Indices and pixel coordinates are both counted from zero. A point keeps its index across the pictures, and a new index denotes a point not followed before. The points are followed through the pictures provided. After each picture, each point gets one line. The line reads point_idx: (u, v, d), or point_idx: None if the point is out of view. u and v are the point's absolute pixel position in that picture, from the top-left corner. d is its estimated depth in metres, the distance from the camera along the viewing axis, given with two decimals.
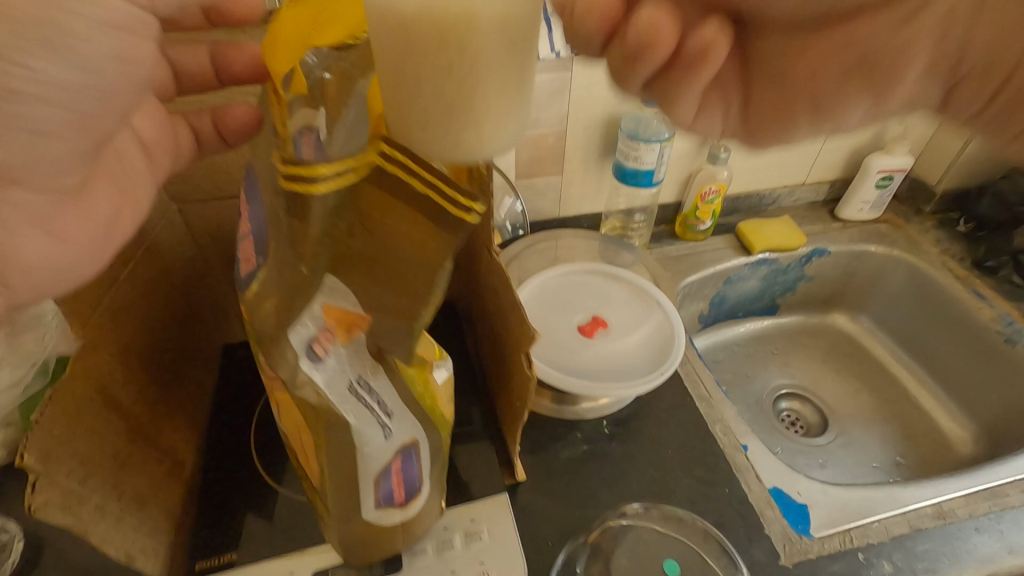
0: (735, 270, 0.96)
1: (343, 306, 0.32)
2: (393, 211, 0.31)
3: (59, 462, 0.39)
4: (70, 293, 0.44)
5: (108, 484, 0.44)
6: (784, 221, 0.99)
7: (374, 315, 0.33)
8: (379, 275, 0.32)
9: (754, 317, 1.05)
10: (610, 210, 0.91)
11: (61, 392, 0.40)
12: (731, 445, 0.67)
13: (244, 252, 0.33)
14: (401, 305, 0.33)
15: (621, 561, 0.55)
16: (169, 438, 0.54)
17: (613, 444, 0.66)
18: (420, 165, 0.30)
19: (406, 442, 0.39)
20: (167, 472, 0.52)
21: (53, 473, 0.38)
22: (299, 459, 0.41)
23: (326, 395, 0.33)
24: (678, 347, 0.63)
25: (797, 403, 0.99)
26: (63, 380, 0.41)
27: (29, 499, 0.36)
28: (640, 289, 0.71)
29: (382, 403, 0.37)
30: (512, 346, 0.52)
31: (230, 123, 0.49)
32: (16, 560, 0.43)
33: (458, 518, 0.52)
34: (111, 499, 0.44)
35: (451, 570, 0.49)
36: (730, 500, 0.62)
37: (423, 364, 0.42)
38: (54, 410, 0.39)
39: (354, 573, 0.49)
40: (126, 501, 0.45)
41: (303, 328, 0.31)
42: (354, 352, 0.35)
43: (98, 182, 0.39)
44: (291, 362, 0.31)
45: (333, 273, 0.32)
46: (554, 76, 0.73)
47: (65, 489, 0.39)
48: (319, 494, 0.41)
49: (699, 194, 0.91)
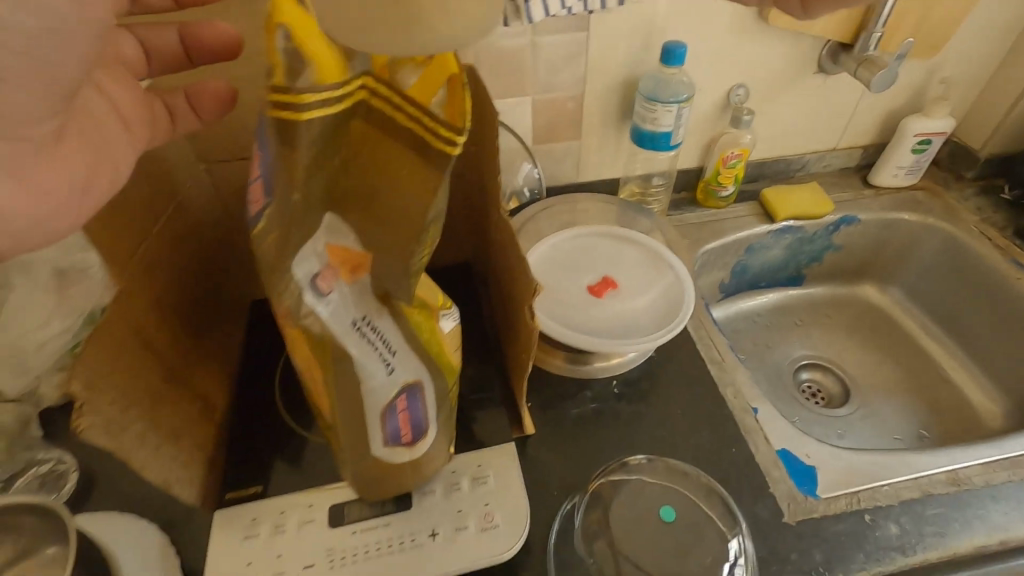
0: (758, 237, 0.94)
1: (344, 245, 0.36)
2: (383, 148, 0.34)
3: (102, 392, 0.43)
4: (109, 242, 0.48)
5: (148, 416, 0.48)
6: (811, 188, 0.96)
7: (373, 254, 0.37)
8: (375, 213, 0.35)
9: (777, 287, 1.03)
10: (628, 176, 0.90)
11: (101, 330, 0.44)
12: (741, 407, 0.67)
13: (252, 193, 0.35)
14: (396, 244, 0.36)
15: (622, 511, 0.57)
16: (203, 382, 0.58)
17: (622, 404, 0.68)
18: (405, 100, 0.33)
19: (410, 380, 0.42)
20: (202, 412, 0.57)
21: (96, 400, 0.42)
22: (313, 397, 0.44)
23: (329, 326, 0.36)
24: (686, 308, 0.63)
25: (818, 374, 0.97)
26: (102, 320, 0.45)
27: (76, 420, 0.40)
28: (652, 252, 0.71)
29: (385, 340, 0.39)
30: (517, 299, 0.53)
31: (205, 102, 0.50)
32: (72, 485, 0.55)
33: (467, 464, 0.55)
34: (151, 430, 0.48)
35: (457, 510, 0.52)
36: (736, 460, 0.62)
37: (427, 308, 0.43)
38: (95, 346, 0.43)
39: (368, 509, 0.52)
40: (164, 434, 0.50)
41: (306, 263, 0.35)
42: (357, 290, 0.38)
43: (69, 138, 0.38)
44: (295, 293, 0.34)
45: (332, 212, 0.36)
46: (570, 37, 0.72)
47: (107, 416, 0.43)
48: (333, 429, 0.45)
49: (721, 158, 0.89)
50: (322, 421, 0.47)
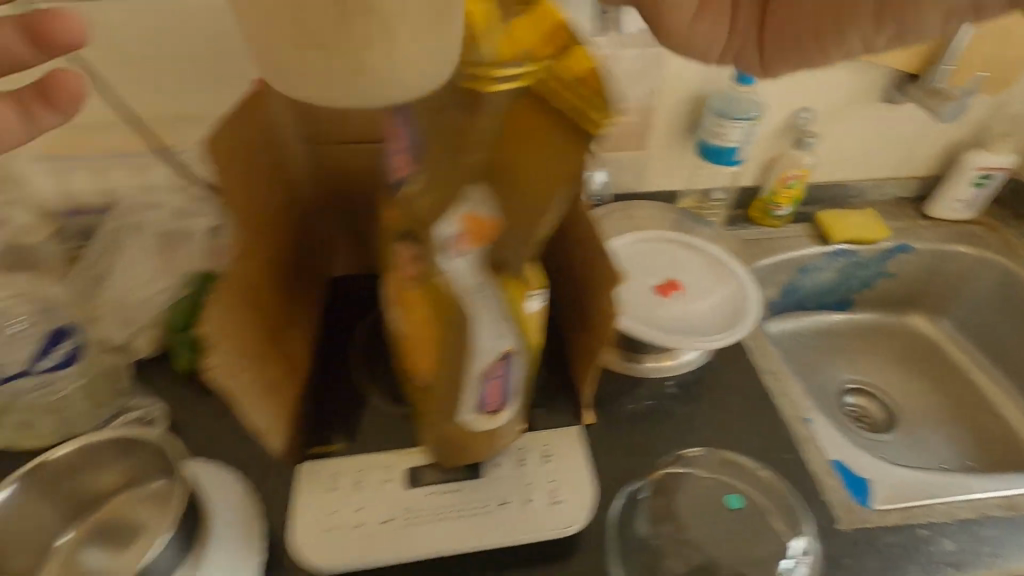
0: (811, 258, 0.95)
1: (480, 214, 0.40)
2: (540, 136, 0.41)
3: (229, 338, 0.48)
4: (244, 203, 0.52)
5: (259, 366, 0.52)
6: (866, 214, 0.98)
7: (505, 223, 0.42)
8: (518, 185, 0.42)
9: (826, 309, 1.04)
10: (688, 188, 0.92)
11: (228, 284, 0.49)
12: (794, 416, 0.69)
13: (399, 162, 0.42)
14: (532, 212, 0.42)
15: (683, 500, 0.60)
16: (297, 346, 0.62)
17: (677, 404, 0.69)
18: (566, 93, 0.40)
19: (508, 349, 0.43)
20: (297, 371, 0.61)
21: (224, 345, 0.47)
22: (412, 357, 0.48)
23: (455, 284, 0.40)
24: (750, 314, 0.65)
25: (863, 399, 0.98)
26: (230, 274, 0.49)
27: (207, 360, 0.45)
28: (715, 260, 0.74)
29: (495, 306, 0.42)
30: (594, 290, 0.56)
31: (62, 92, 0.42)
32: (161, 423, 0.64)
33: (535, 441, 0.57)
34: (260, 379, 0.52)
35: (526, 483, 0.54)
36: (789, 465, 0.64)
37: (522, 284, 0.45)
38: (223, 296, 0.48)
39: (441, 475, 0.55)
40: (268, 386, 0.54)
41: (448, 223, 0.39)
42: (478, 255, 0.41)
43: None
44: (435, 248, 0.39)
45: (478, 181, 0.41)
46: (646, 52, 0.76)
47: (233, 360, 0.48)
48: (427, 391, 0.49)
49: (781, 177, 0.91)
50: (414, 383, 0.50)
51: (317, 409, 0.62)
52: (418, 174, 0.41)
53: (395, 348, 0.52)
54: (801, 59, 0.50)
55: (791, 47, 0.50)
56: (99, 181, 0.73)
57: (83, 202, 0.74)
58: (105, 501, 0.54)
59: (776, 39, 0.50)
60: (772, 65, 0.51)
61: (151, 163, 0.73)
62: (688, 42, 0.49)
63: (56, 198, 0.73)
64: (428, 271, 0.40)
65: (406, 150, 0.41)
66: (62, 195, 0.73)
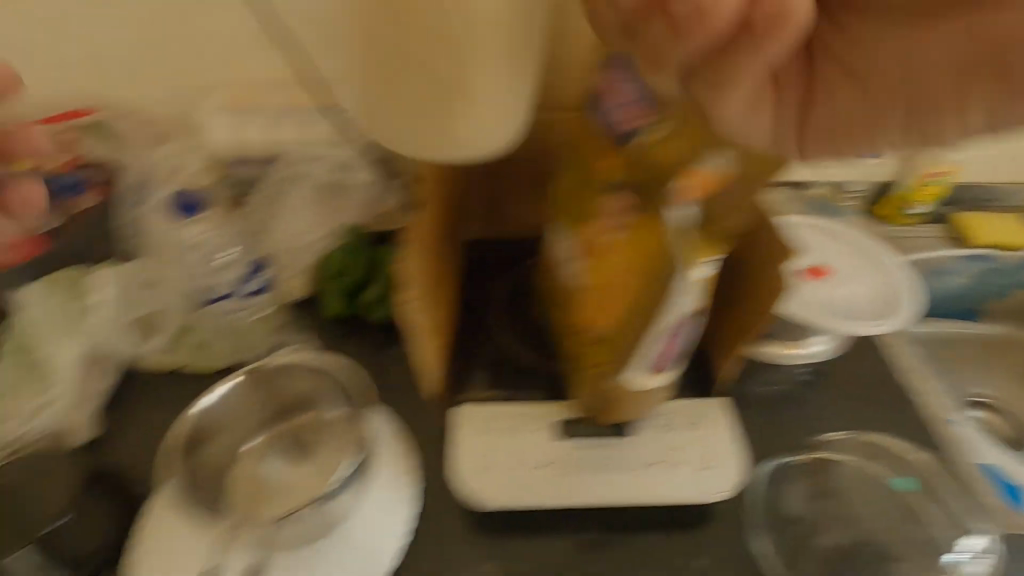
0: (947, 261, 0.91)
1: (710, 174, 0.44)
2: None
3: (415, 279, 0.54)
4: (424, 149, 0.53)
5: (429, 310, 0.57)
6: (1010, 219, 0.92)
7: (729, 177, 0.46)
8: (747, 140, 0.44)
9: (952, 317, 0.99)
10: (818, 179, 0.90)
11: (417, 232, 0.56)
12: (936, 417, 0.67)
13: (619, 114, 0.47)
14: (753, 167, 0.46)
15: (833, 482, 0.60)
16: (445, 292, 0.64)
17: (811, 391, 0.68)
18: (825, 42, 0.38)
19: (700, 306, 0.47)
20: (447, 317, 0.63)
21: (412, 285, 0.54)
22: (589, 309, 0.52)
23: (680, 238, 0.44)
24: (905, 306, 0.64)
25: (987, 413, 0.96)
26: (417, 224, 0.56)
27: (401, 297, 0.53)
28: (862, 247, 0.72)
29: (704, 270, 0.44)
30: (759, 260, 0.54)
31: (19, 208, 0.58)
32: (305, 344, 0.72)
33: (680, 410, 0.58)
34: (426, 322, 0.56)
35: (673, 448, 0.55)
36: (929, 465, 0.63)
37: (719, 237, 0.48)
38: (415, 240, 0.55)
39: (589, 432, 0.57)
40: (432, 328, 0.57)
41: (682, 186, 0.43)
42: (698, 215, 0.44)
43: None
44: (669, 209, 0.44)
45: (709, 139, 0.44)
46: None
47: (415, 301, 0.54)
48: (592, 335, 0.53)
49: (920, 174, 0.87)
50: (583, 335, 0.53)
51: (462, 357, 0.65)
52: (662, 122, 0.46)
53: (562, 292, 0.57)
54: (839, 152, 0.39)
55: (830, 142, 0.38)
56: (269, 133, 0.79)
57: (252, 150, 0.79)
58: (283, 420, 0.62)
59: (822, 129, 0.38)
60: (814, 151, 0.39)
61: (315, 122, 0.79)
62: (738, 129, 0.38)
63: (230, 144, 0.79)
64: (652, 210, 0.47)
65: (630, 101, 0.46)
66: (235, 142, 0.79)
